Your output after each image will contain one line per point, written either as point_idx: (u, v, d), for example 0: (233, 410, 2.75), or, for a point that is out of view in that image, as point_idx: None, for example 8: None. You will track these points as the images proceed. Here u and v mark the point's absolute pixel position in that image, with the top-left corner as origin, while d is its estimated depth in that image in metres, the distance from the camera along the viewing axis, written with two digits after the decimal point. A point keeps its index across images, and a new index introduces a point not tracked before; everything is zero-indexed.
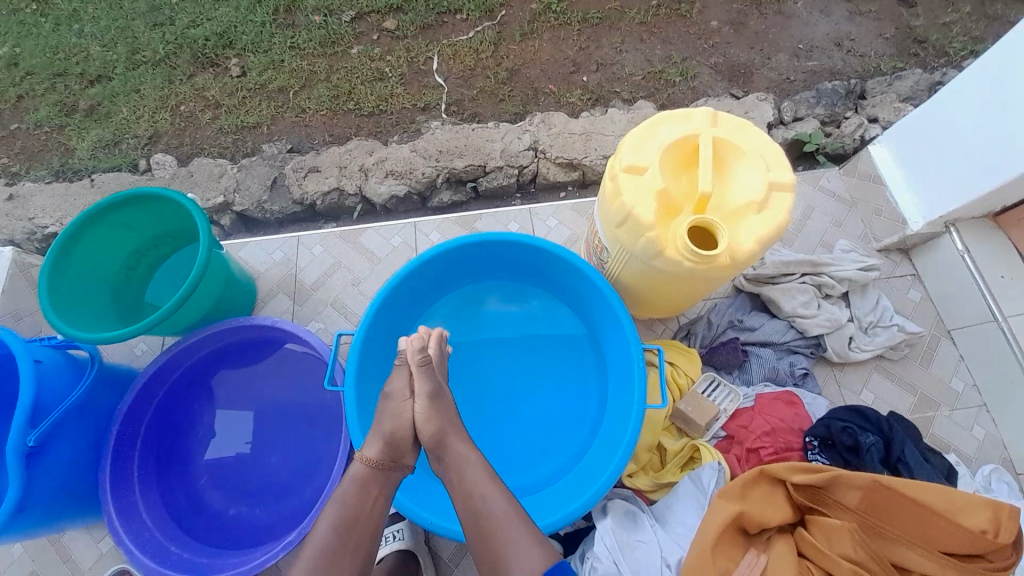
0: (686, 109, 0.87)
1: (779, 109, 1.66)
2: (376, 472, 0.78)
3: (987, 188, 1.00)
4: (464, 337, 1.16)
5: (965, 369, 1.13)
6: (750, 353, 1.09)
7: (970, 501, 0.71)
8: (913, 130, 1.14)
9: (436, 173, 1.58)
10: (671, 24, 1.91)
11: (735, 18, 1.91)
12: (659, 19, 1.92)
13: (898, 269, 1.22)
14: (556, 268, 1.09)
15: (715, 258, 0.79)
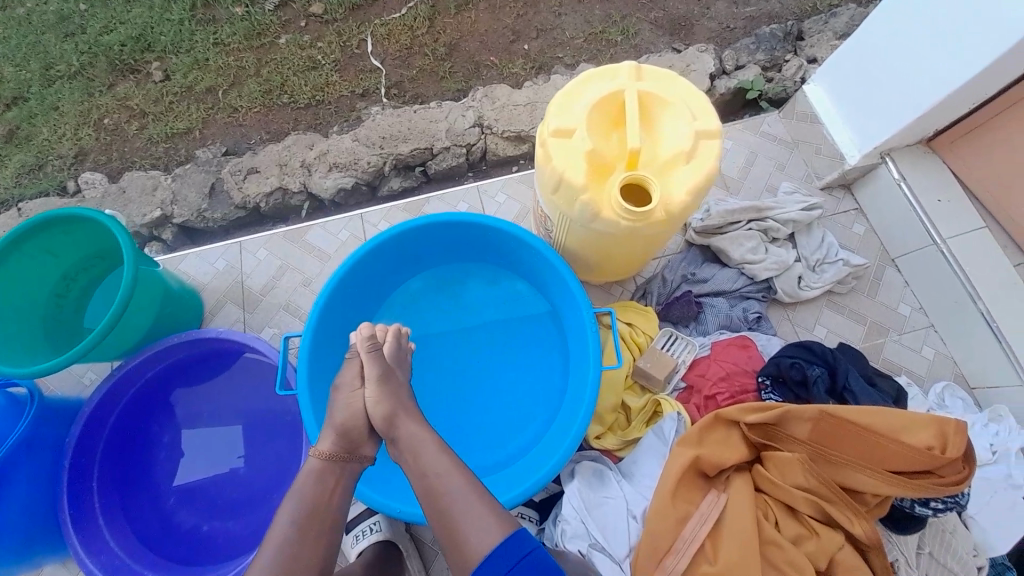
0: (611, 65, 0.85)
1: (720, 59, 1.65)
2: (331, 465, 0.76)
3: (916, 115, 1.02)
4: (421, 325, 1.15)
5: (909, 294, 1.17)
6: (704, 304, 1.11)
7: (916, 421, 0.73)
8: (844, 65, 1.14)
9: (381, 160, 1.53)
10: None
11: None
12: None
13: (842, 206, 1.24)
14: (506, 245, 1.07)
15: (650, 214, 0.78)
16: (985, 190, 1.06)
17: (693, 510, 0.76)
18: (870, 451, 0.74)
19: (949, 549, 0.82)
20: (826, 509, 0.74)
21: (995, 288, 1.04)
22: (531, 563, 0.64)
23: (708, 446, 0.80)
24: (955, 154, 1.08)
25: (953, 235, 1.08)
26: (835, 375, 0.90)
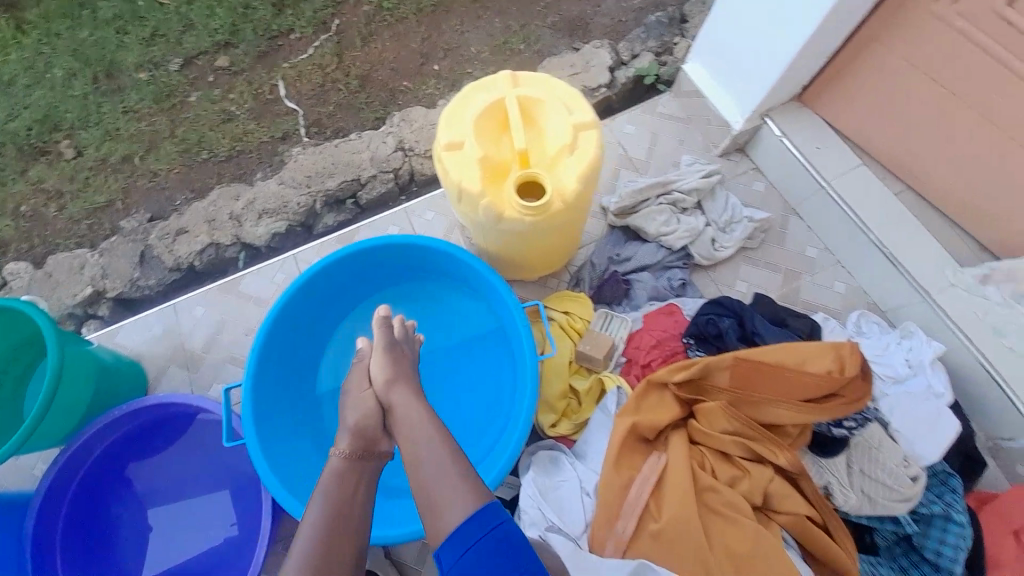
0: (489, 77, 0.90)
1: (617, 52, 1.77)
2: (352, 463, 0.76)
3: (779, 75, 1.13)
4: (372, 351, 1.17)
5: (814, 237, 1.27)
6: (632, 281, 1.18)
7: (817, 350, 0.80)
8: (712, 43, 1.25)
9: (309, 200, 1.54)
10: None
11: None
12: None
13: (740, 167, 1.33)
14: (432, 259, 1.11)
15: (547, 207, 0.84)
16: (852, 128, 1.19)
17: (636, 473, 0.80)
18: (784, 386, 0.80)
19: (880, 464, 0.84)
20: (754, 448, 0.80)
21: (882, 214, 1.14)
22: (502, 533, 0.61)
23: (646, 409, 0.86)
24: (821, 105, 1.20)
25: (835, 177, 1.19)
26: (748, 326, 0.98)
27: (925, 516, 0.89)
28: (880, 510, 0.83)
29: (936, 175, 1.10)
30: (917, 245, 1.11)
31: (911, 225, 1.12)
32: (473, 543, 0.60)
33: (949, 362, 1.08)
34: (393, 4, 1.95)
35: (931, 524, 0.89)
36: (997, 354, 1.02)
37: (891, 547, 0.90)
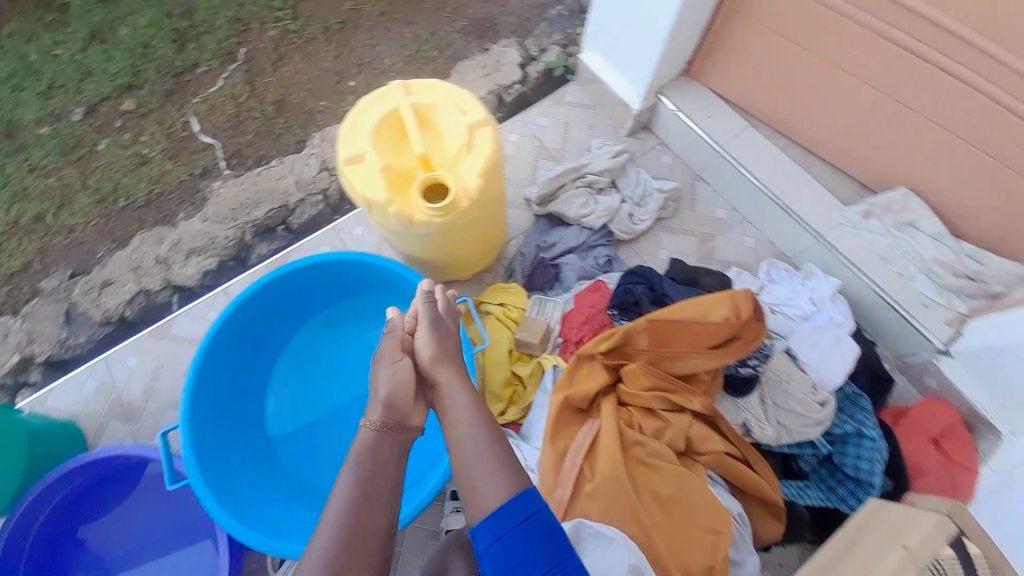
0: (380, 88, 0.93)
1: (526, 50, 1.88)
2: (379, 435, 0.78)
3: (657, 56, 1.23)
4: (317, 370, 1.19)
5: (721, 199, 1.37)
6: (560, 264, 1.23)
7: (716, 300, 0.87)
8: (599, 33, 1.34)
9: (237, 233, 1.52)
10: (409, 5, 1.99)
11: None
12: (395, 5, 1.99)
13: (647, 144, 1.45)
14: (360, 274, 1.13)
15: (453, 205, 0.87)
16: (735, 95, 1.31)
17: (571, 443, 0.85)
18: (691, 338, 0.87)
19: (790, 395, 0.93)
20: (674, 400, 0.86)
21: (771, 170, 1.26)
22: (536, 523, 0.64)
23: (577, 381, 0.90)
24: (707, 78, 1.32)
25: (727, 141, 1.30)
26: (658, 288, 1.05)
27: (842, 437, 0.97)
28: (795, 437, 0.92)
29: (810, 128, 1.23)
30: (804, 192, 1.22)
31: (797, 174, 1.24)
32: (505, 532, 0.64)
33: (850, 294, 1.19)
34: (300, 26, 1.94)
35: (849, 444, 0.96)
36: (887, 279, 1.13)
37: (818, 471, 0.98)
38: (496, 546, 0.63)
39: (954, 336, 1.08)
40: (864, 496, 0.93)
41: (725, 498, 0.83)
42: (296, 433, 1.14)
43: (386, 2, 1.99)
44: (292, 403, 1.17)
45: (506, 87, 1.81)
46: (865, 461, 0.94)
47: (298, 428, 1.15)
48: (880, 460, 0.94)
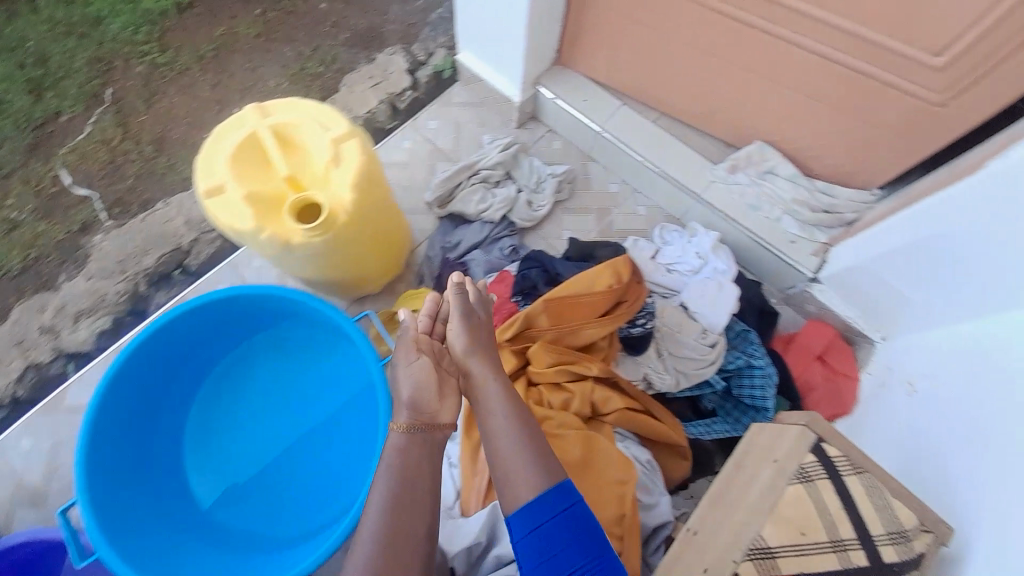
0: (236, 114, 0.90)
1: (413, 56, 1.88)
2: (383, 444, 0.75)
3: (524, 49, 1.30)
4: (232, 414, 1.14)
5: (612, 174, 1.46)
6: (468, 262, 1.25)
7: (598, 270, 0.94)
8: (470, 34, 1.40)
9: (128, 285, 1.42)
10: (286, 23, 1.93)
11: None
12: (272, 25, 1.92)
13: (537, 134, 1.51)
14: (255, 305, 1.07)
15: (329, 221, 0.86)
16: (604, 77, 1.40)
17: None
18: (582, 310, 0.92)
19: (681, 343, 1.02)
20: (575, 369, 0.89)
21: (646, 143, 1.36)
22: (572, 515, 0.65)
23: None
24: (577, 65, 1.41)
25: (605, 121, 1.39)
26: (551, 268, 1.09)
27: (737, 371, 1.08)
28: (693, 381, 1.01)
29: (674, 97, 1.34)
30: (676, 158, 1.34)
31: (669, 142, 1.36)
32: (542, 524, 0.65)
33: (733, 244, 1.32)
34: (169, 58, 1.84)
35: (744, 376, 1.07)
36: (757, 224, 1.26)
37: (723, 407, 1.08)
38: (533, 538, 0.65)
39: (819, 264, 1.22)
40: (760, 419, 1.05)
41: (635, 450, 0.89)
42: (221, 483, 1.10)
43: (261, 22, 1.92)
44: (210, 453, 1.12)
45: (398, 95, 1.81)
46: (758, 389, 1.04)
47: (218, 478, 1.10)
48: (770, 385, 1.05)
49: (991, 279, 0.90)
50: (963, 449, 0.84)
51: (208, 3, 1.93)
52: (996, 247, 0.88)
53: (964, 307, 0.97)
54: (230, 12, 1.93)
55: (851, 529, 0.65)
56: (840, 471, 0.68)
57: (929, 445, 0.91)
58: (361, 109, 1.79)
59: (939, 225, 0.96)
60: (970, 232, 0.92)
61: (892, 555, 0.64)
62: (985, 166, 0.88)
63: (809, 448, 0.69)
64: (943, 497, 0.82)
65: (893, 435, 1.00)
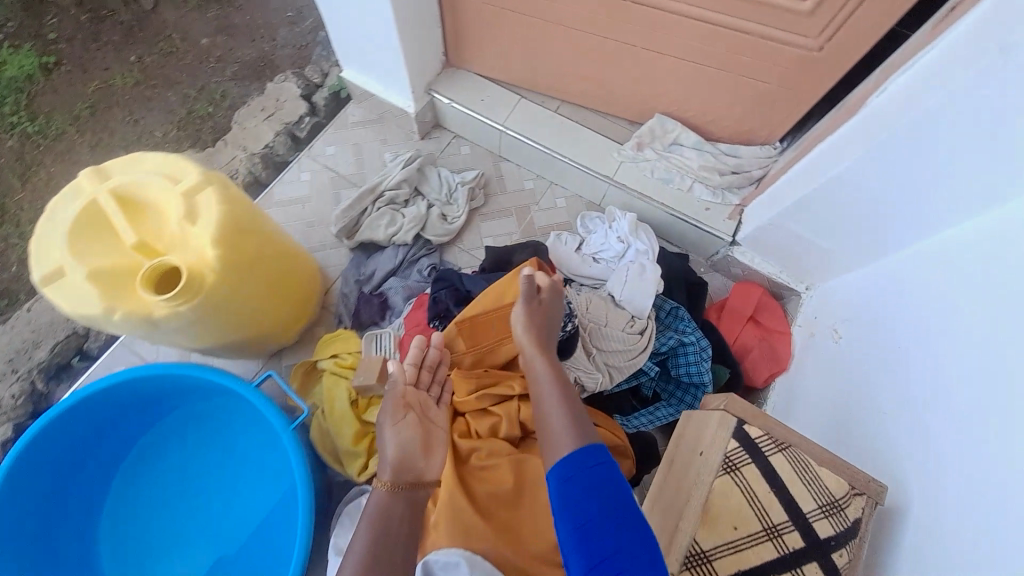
0: (72, 184, 0.81)
1: (308, 79, 1.77)
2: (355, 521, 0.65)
3: (403, 58, 1.22)
4: (159, 503, 1.04)
5: (525, 171, 1.41)
6: (385, 292, 1.18)
7: (507, 281, 0.89)
8: (347, 50, 1.31)
9: (23, 385, 1.26)
10: (165, 66, 1.79)
11: (219, 25, 1.84)
12: (150, 70, 1.78)
13: (443, 142, 1.44)
14: (148, 390, 0.97)
15: (193, 284, 0.77)
16: (497, 73, 1.35)
17: None
18: (497, 325, 0.87)
19: (607, 337, 1.02)
20: (498, 392, 0.83)
21: (551, 134, 1.32)
22: (603, 472, 0.59)
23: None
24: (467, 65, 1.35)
25: (506, 118, 1.34)
26: (459, 287, 0.96)
27: (671, 351, 1.08)
28: (624, 373, 1.02)
29: (569, 84, 1.30)
30: (580, 144, 1.31)
31: (572, 129, 1.32)
32: (571, 479, 0.59)
33: (654, 222, 1.31)
34: (41, 126, 1.70)
35: (679, 355, 1.07)
36: (671, 197, 1.25)
37: (666, 389, 1.08)
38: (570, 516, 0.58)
39: (737, 227, 1.22)
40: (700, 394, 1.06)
41: None
42: None
43: (137, 69, 1.78)
44: (131, 557, 1.00)
45: (295, 123, 1.70)
46: (693, 365, 1.04)
47: None
48: (704, 357, 1.05)
49: (888, 214, 0.91)
50: (883, 392, 0.84)
51: (78, 60, 1.78)
52: (887, 184, 0.88)
53: (871, 246, 0.99)
54: (102, 65, 1.78)
55: (780, 508, 0.64)
56: (764, 451, 0.66)
57: (853, 391, 0.91)
58: (258, 143, 1.67)
59: (832, 167, 0.95)
60: (859, 171, 0.91)
61: (828, 528, 0.63)
62: (867, 108, 0.88)
63: (730, 436, 0.66)
64: (868, 442, 0.83)
65: (824, 386, 1.01)
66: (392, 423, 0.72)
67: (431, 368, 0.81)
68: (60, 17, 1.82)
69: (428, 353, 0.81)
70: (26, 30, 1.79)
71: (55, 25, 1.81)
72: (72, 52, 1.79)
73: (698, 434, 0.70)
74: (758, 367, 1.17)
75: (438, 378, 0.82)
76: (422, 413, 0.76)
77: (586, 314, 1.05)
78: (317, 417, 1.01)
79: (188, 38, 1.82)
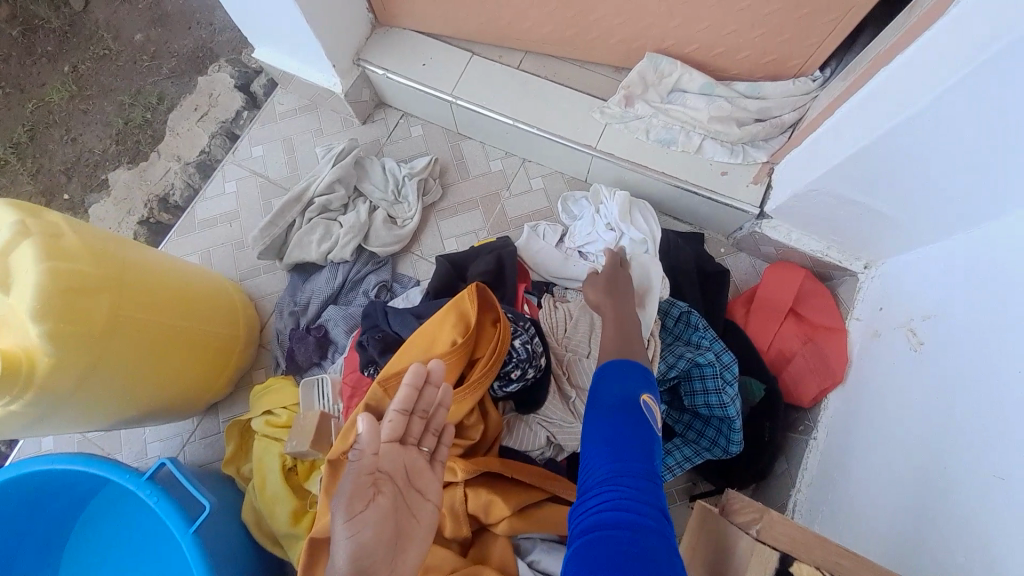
0: None
1: (247, 64, 1.31)
2: None
3: (308, 25, 0.95)
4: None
5: (490, 149, 1.14)
6: (324, 324, 0.97)
7: (436, 324, 0.65)
8: (251, 27, 1.04)
9: None
10: (98, 72, 1.32)
11: (153, 14, 1.35)
12: (86, 79, 1.32)
13: (390, 123, 1.18)
14: (26, 506, 0.77)
15: (14, 377, 0.60)
16: (441, 28, 1.05)
17: None
18: None
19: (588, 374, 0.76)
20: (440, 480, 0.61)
21: (513, 99, 1.03)
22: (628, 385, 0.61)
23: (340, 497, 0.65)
24: (402, 20, 1.06)
25: (455, 86, 1.05)
26: (386, 329, 0.76)
27: (684, 374, 0.82)
28: None
29: (530, 28, 0.99)
30: (549, 107, 1.02)
31: (540, 89, 1.03)
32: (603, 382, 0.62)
33: (655, 197, 1.02)
34: None
35: (693, 378, 0.81)
36: (676, 162, 0.96)
37: (681, 421, 0.84)
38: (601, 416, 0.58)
39: (765, 195, 0.92)
40: (731, 432, 0.79)
41: (552, 567, 0.63)
42: None
43: (71, 82, 1.31)
44: None
45: (232, 120, 1.25)
46: (711, 395, 0.78)
47: None
48: (727, 382, 0.78)
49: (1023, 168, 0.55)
50: (990, 450, 0.54)
51: (12, 78, 1.32)
52: (999, 131, 0.56)
53: (974, 214, 0.65)
54: (38, 81, 1.32)
55: None
56: None
57: (935, 434, 0.62)
58: (193, 151, 1.24)
59: (908, 107, 0.63)
60: (968, 103, 0.57)
61: None
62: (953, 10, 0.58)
63: None
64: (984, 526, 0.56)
65: (889, 411, 0.72)
66: (347, 516, 0.47)
67: (426, 415, 0.56)
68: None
69: (424, 392, 0.55)
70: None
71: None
72: (7, 71, 1.32)
73: (730, 562, 0.48)
74: (805, 380, 0.88)
75: (434, 427, 0.57)
76: (405, 484, 0.53)
77: (563, 339, 0.79)
78: (250, 493, 0.84)
79: (121, 36, 1.34)
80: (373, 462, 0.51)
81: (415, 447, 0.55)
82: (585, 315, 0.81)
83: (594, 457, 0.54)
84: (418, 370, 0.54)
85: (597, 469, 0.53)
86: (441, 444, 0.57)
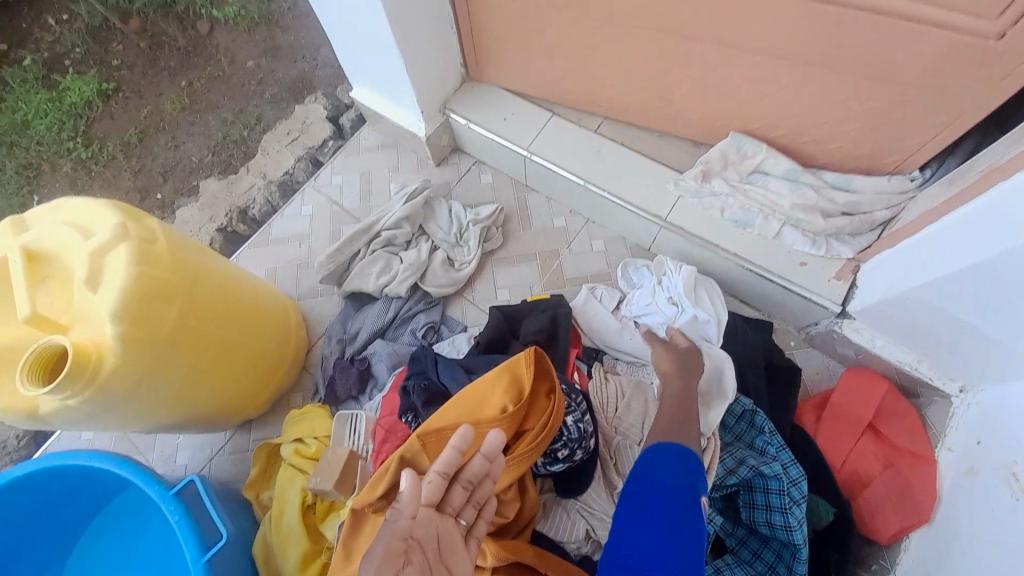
0: None
1: (340, 98, 1.41)
2: None
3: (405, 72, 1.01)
4: None
5: (556, 205, 1.14)
6: (369, 357, 0.97)
7: (489, 386, 0.63)
8: (352, 71, 1.13)
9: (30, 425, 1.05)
10: (210, 90, 1.46)
11: (267, 45, 1.50)
12: (198, 94, 1.46)
13: (462, 168, 1.22)
14: (66, 490, 0.80)
15: (80, 373, 0.62)
16: (525, 88, 1.10)
17: None
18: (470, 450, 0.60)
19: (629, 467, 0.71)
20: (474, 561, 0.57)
21: (586, 160, 1.04)
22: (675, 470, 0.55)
23: (359, 552, 0.61)
24: (490, 78, 1.12)
25: (531, 142, 1.07)
26: (432, 379, 0.75)
27: (744, 483, 0.75)
28: None
29: (615, 97, 1.01)
30: (624, 174, 1.01)
31: (618, 156, 1.03)
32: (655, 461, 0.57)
33: (724, 277, 0.98)
34: (92, 147, 1.42)
35: (756, 489, 0.73)
36: (751, 245, 0.92)
37: (734, 534, 0.76)
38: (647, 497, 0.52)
39: (848, 292, 0.86)
40: (793, 562, 0.70)
41: None
42: None
43: (185, 96, 1.46)
44: None
45: (318, 147, 1.34)
46: (776, 513, 0.70)
47: None
48: (794, 501, 0.70)
49: None
50: None
51: (137, 85, 1.48)
52: None
53: None
54: (157, 91, 1.48)
55: None
56: None
57: None
58: (278, 170, 1.33)
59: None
60: None
61: None
62: None
63: None
64: None
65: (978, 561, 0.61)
66: None
67: (470, 485, 0.53)
68: (125, 42, 1.52)
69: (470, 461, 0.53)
70: (89, 54, 1.51)
71: (120, 51, 1.51)
72: (132, 79, 1.49)
73: None
74: (883, 510, 0.77)
75: (476, 500, 0.54)
76: (435, 556, 0.49)
77: (613, 419, 0.75)
78: (266, 524, 0.83)
79: (235, 61, 1.49)
80: (409, 526, 0.48)
81: (453, 518, 0.52)
82: (637, 395, 0.77)
83: (635, 533, 0.49)
84: (467, 436, 0.50)
85: (635, 548, 0.48)
86: (480, 519, 0.54)
